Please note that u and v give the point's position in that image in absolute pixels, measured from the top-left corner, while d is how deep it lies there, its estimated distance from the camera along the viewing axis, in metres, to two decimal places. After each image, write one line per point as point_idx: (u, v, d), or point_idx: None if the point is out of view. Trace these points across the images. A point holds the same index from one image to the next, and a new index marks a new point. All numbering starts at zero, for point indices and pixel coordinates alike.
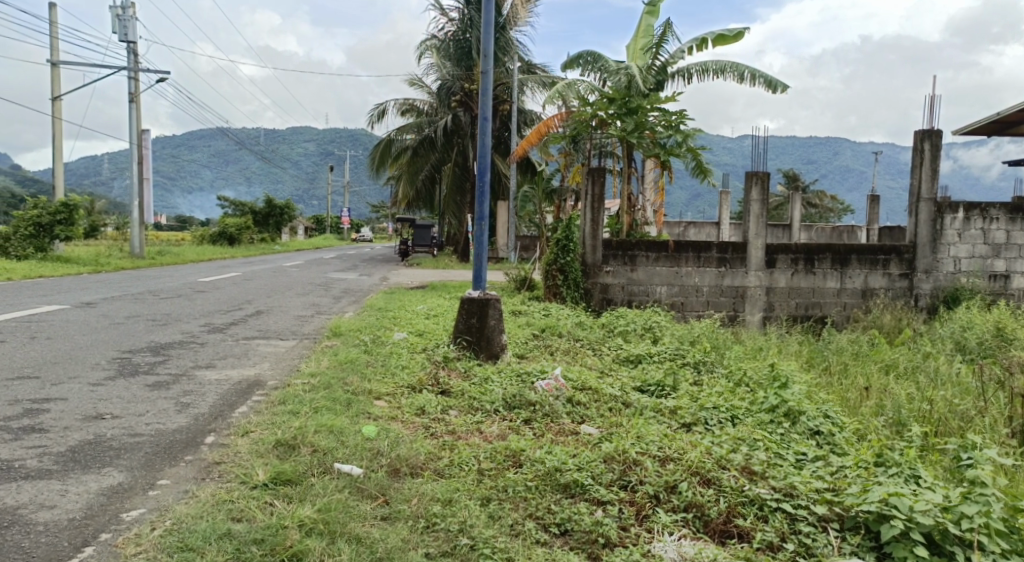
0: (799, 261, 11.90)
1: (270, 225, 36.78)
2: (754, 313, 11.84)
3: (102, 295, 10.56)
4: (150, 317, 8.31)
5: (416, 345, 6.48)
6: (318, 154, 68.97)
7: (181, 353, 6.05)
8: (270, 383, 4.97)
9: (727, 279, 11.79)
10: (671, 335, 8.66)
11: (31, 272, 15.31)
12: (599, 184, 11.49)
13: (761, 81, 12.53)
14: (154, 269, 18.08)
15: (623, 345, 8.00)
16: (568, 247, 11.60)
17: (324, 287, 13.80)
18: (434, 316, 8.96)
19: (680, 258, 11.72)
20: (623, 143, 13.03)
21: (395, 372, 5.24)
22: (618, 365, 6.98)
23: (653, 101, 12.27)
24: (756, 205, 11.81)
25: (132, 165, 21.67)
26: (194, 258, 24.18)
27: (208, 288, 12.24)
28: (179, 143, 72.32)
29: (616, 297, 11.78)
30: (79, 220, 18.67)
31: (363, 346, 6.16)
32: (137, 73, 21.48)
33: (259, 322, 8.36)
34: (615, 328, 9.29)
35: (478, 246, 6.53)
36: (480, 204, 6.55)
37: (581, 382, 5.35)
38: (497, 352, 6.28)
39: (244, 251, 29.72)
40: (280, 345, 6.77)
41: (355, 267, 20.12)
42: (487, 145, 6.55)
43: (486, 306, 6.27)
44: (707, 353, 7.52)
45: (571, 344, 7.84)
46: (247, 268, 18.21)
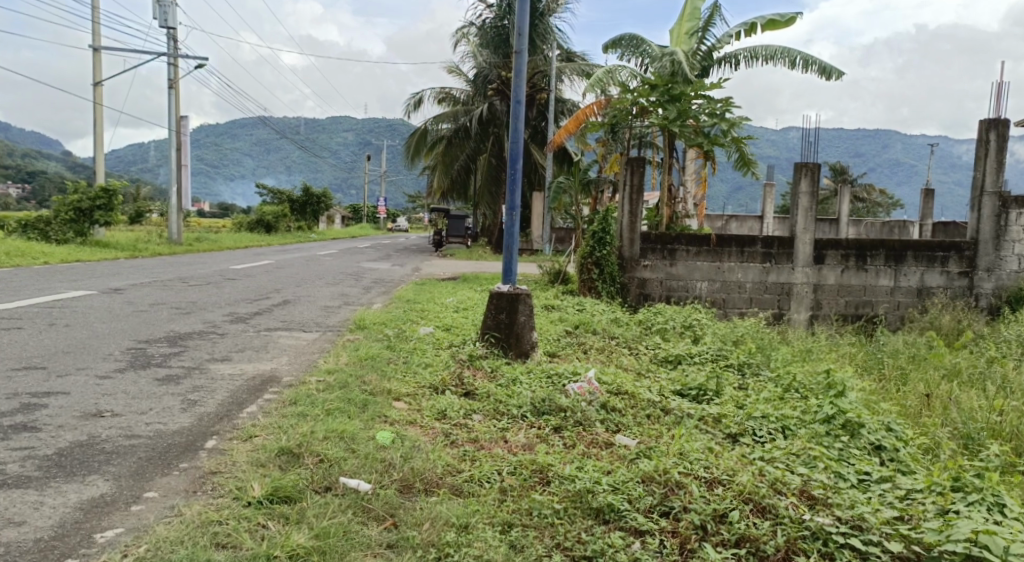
0: (850, 258, 11.31)
1: (307, 213, 36.92)
2: (799, 312, 11.31)
3: (132, 281, 10.46)
4: (175, 305, 8.13)
5: (441, 341, 6.17)
6: (356, 143, 69.23)
7: (199, 344, 5.82)
8: (285, 379, 4.70)
9: (772, 275, 11.26)
10: (714, 333, 8.21)
11: (68, 256, 15.41)
12: (638, 174, 11.06)
13: (813, 68, 11.95)
14: (189, 255, 18.10)
15: (663, 343, 7.60)
16: (605, 240, 11.21)
17: (356, 276, 13.58)
18: (464, 310, 8.63)
19: (722, 253, 11.23)
20: (664, 132, 12.54)
21: (418, 371, 4.92)
22: (656, 366, 6.59)
23: (697, 88, 11.76)
24: (806, 198, 11.23)
25: (171, 151, 21.75)
26: (230, 245, 24.25)
27: (239, 276, 12.09)
28: (220, 131, 73.21)
29: (653, 292, 11.35)
30: (117, 205, 18.76)
31: (386, 341, 5.86)
32: (176, 59, 21.53)
33: (285, 312, 8.12)
34: (653, 325, 8.86)
35: (509, 238, 6.18)
36: (513, 192, 6.19)
37: (617, 385, 4.98)
38: (527, 351, 5.95)
39: (280, 239, 29.80)
40: (301, 337, 6.51)
41: (388, 257, 19.92)
42: (521, 129, 6.19)
43: (516, 302, 5.93)
44: (752, 354, 7.09)
45: (607, 342, 7.47)
46: (280, 256, 18.11)
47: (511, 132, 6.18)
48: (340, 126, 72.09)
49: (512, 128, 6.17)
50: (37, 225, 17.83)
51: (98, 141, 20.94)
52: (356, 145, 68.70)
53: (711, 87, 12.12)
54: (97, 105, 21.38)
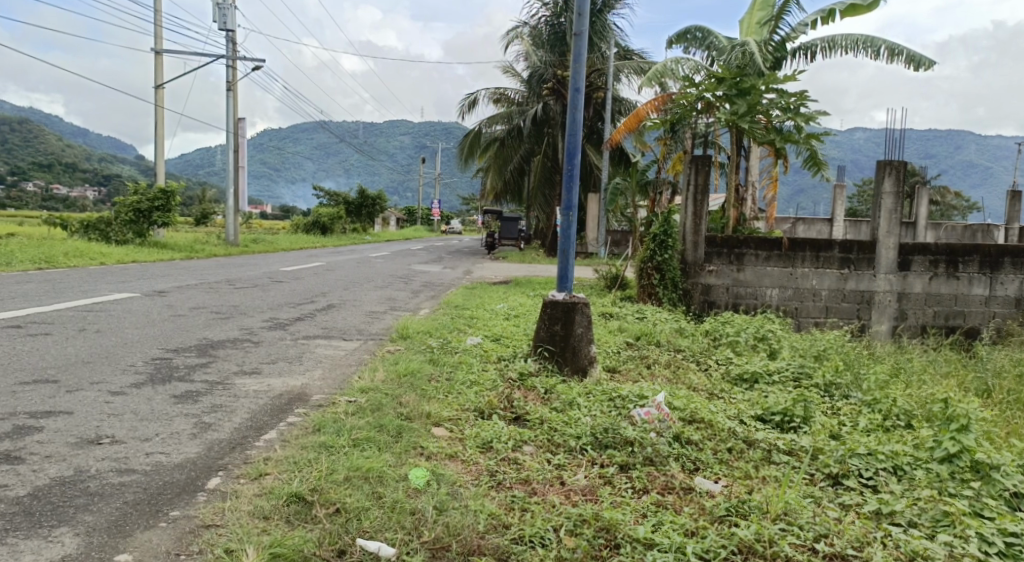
0: (939, 264, 10.33)
1: (363, 216, 36.94)
2: (881, 323, 10.36)
3: (180, 283, 10.23)
4: (215, 309, 7.78)
5: (490, 355, 5.60)
6: (413, 146, 69.54)
7: (230, 354, 5.39)
8: (314, 398, 4.20)
9: (851, 282, 10.35)
10: (790, 347, 7.42)
11: (125, 257, 15.43)
12: (703, 174, 10.32)
13: (902, 56, 11.00)
14: (243, 257, 18.05)
15: (735, 359, 6.84)
16: (666, 243, 10.54)
17: (406, 279, 13.16)
18: (517, 317, 8.05)
19: (795, 258, 10.37)
20: (732, 129, 11.72)
21: (462, 391, 4.36)
22: (729, 386, 5.87)
23: (769, 81, 10.91)
24: (890, 199, 10.34)
25: (228, 152, 21.82)
26: (286, 246, 24.25)
27: (288, 279, 11.78)
28: (282, 135, 74.52)
29: (719, 300, 10.55)
30: (175, 207, 18.82)
31: (429, 354, 5.32)
32: (234, 61, 21.60)
33: (328, 318, 7.69)
34: (721, 337, 8.11)
35: (566, 240, 5.57)
36: (570, 191, 5.57)
37: (690, 410, 4.31)
38: (584, 367, 5.32)
39: (336, 240, 29.77)
40: (340, 347, 6.03)
41: (441, 259, 19.52)
42: (580, 120, 5.57)
43: (573, 312, 5.31)
44: (836, 371, 6.30)
45: (672, 356, 6.76)
46: (334, 258, 17.92)
47: (569, 124, 5.56)
48: (397, 130, 72.52)
49: (570, 120, 5.56)
50: (98, 226, 18.02)
51: (158, 143, 21.16)
52: (414, 148, 69.05)
53: (785, 81, 11.25)
54: (158, 107, 21.60)
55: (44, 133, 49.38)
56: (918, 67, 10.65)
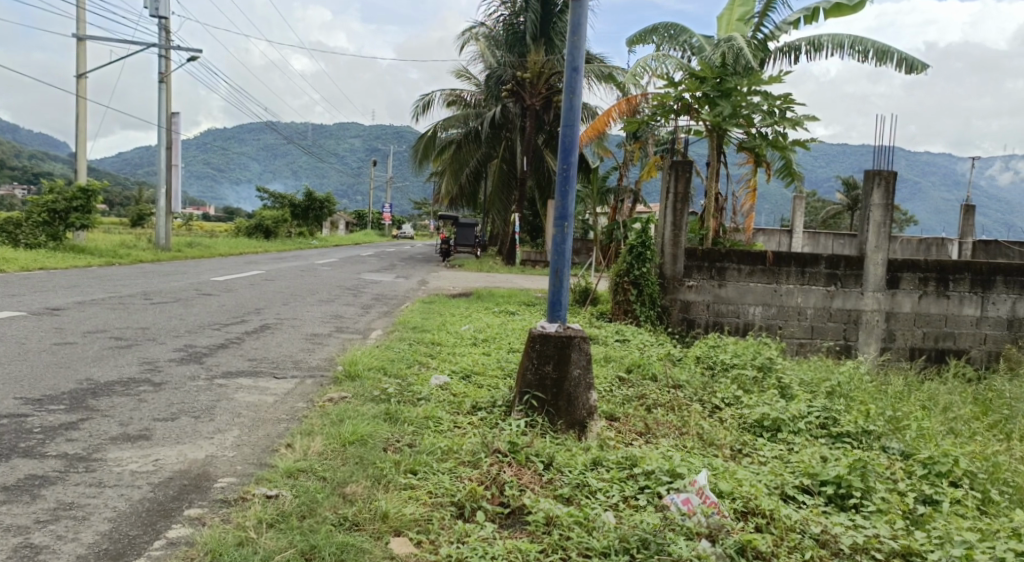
0: (929, 282, 9.39)
1: (309, 219, 35.16)
2: (869, 345, 9.38)
3: (85, 297, 8.73)
4: (117, 333, 6.37)
5: (461, 403, 4.44)
6: (362, 149, 67.59)
7: (115, 405, 4.06)
8: (215, 488, 2.92)
9: (837, 300, 9.37)
10: (801, 383, 6.32)
11: (33, 263, 13.65)
12: (684, 180, 9.27)
13: (893, 59, 10.22)
14: (172, 264, 16.39)
15: (745, 397, 5.72)
16: (644, 256, 9.47)
17: (353, 291, 11.84)
18: (485, 344, 6.86)
19: (780, 273, 9.37)
20: (713, 132, 10.73)
21: (431, 470, 3.14)
22: (753, 439, 4.73)
23: (755, 81, 9.91)
24: (879, 211, 9.40)
25: (160, 150, 20.07)
26: (223, 251, 22.45)
27: (218, 291, 10.34)
28: (226, 135, 71.67)
29: (698, 318, 9.54)
30: (96, 208, 17.03)
31: (382, 405, 4.10)
32: (167, 50, 19.87)
33: (258, 346, 6.35)
34: (719, 368, 7.03)
35: (559, 258, 4.42)
36: (566, 196, 4.41)
37: (738, 494, 3.14)
38: (582, 420, 4.22)
39: (280, 245, 28.05)
40: (268, 389, 4.74)
41: (391, 268, 18.13)
42: (579, 108, 4.41)
43: (568, 348, 4.22)
44: (870, 418, 5.21)
45: (674, 396, 5.62)
46: (275, 265, 16.45)
47: (564, 114, 4.39)
48: (346, 132, 70.49)
49: (566, 109, 4.40)
50: (6, 227, 16.08)
51: (80, 138, 19.26)
52: (363, 151, 67.28)
53: (770, 82, 10.31)
54: (80, 98, 19.68)
55: None
56: (912, 70, 9.91)
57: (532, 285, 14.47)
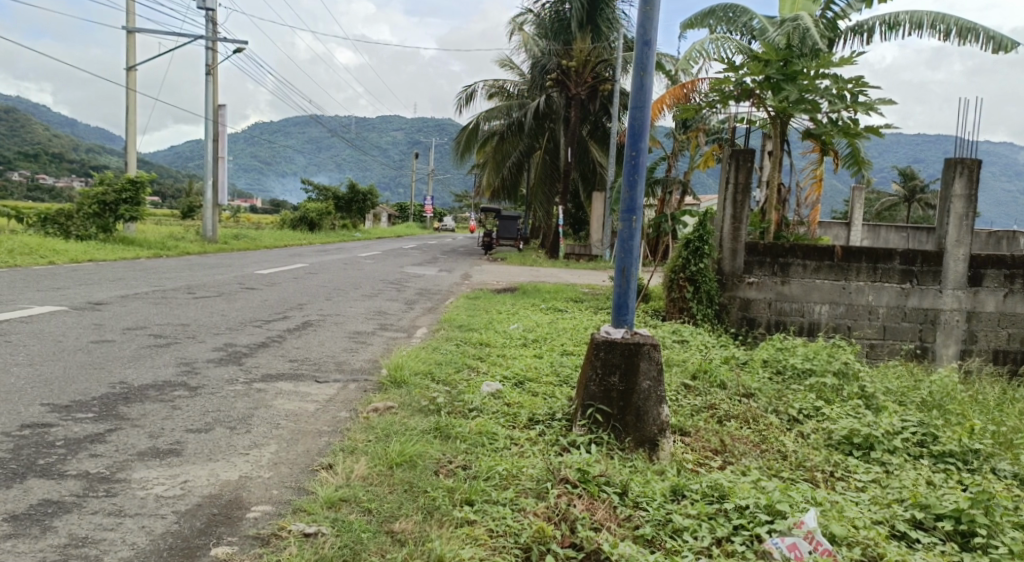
0: (1016, 279, 8.64)
1: (353, 212, 35.19)
2: (947, 347, 8.69)
3: (128, 291, 8.55)
4: (156, 330, 6.13)
5: (516, 415, 4.05)
6: (406, 142, 67.75)
7: (147, 414, 3.76)
8: (246, 520, 2.59)
9: (913, 299, 8.67)
10: (887, 393, 5.75)
11: (82, 255, 13.67)
12: (745, 170, 8.65)
13: (978, 37, 9.47)
14: (218, 256, 16.35)
15: (827, 407, 5.21)
16: (701, 251, 8.94)
17: (397, 286, 11.54)
18: (537, 345, 6.44)
19: (849, 270, 8.71)
20: (776, 120, 10.12)
21: (489, 501, 2.75)
22: (843, 458, 4.23)
23: (825, 64, 9.24)
24: (960, 202, 8.66)
25: (207, 142, 20.08)
26: (269, 243, 22.44)
27: (262, 285, 10.12)
28: (272, 128, 72.50)
29: (759, 317, 8.88)
30: (145, 199, 17.07)
31: (431, 417, 3.74)
32: (214, 42, 19.87)
33: (300, 345, 6.03)
34: (789, 374, 6.49)
35: (626, 256, 3.96)
36: (636, 188, 3.97)
37: (854, 541, 2.76)
38: (653, 436, 3.78)
39: (323, 237, 28.01)
40: (309, 395, 4.41)
41: (435, 261, 17.84)
42: (650, 88, 3.95)
43: (637, 357, 3.80)
44: (975, 435, 4.67)
45: (747, 407, 5.13)
46: (320, 258, 16.26)
47: (633, 96, 3.95)
48: (389, 124, 70.71)
49: (636, 89, 3.94)
50: (57, 219, 16.24)
51: (129, 130, 19.37)
52: (406, 144, 67.44)
53: (840, 64, 9.66)
54: (129, 91, 19.81)
55: (30, 121, 47.31)
56: (1002, 49, 9.16)
57: (579, 280, 14.01)
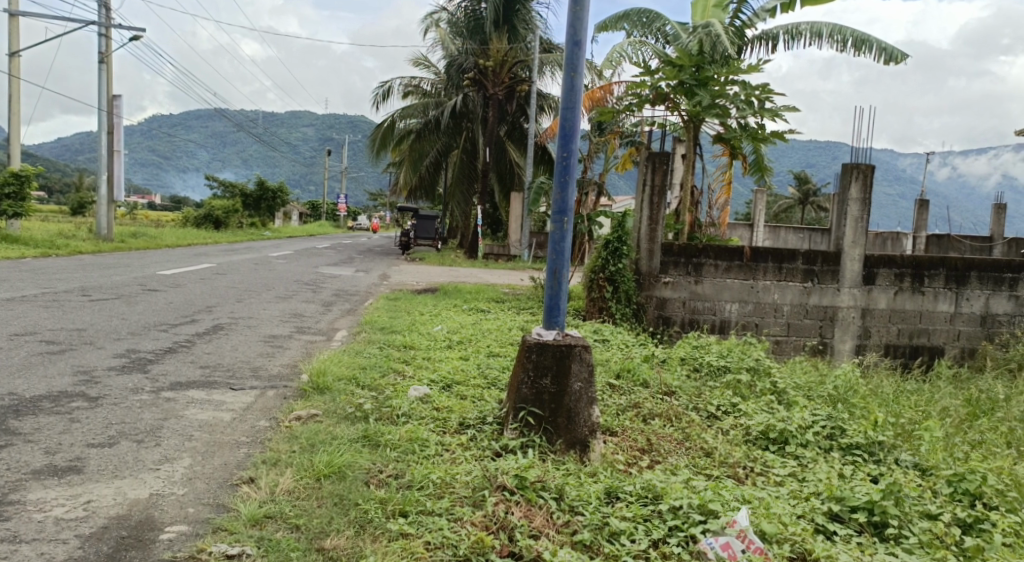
0: (905, 278, 9.16)
1: (261, 210, 34.00)
2: (844, 342, 9.14)
3: (14, 293, 7.92)
4: (49, 337, 5.68)
5: (446, 420, 3.97)
6: (316, 138, 66.02)
7: (41, 427, 3.45)
8: (160, 541, 2.40)
9: (814, 297, 9.07)
10: (796, 388, 5.96)
11: None
12: (661, 172, 8.76)
13: (871, 49, 10.02)
14: (115, 256, 15.41)
15: (743, 404, 5.34)
16: (620, 251, 8.96)
17: (312, 287, 11.18)
18: (461, 346, 6.37)
19: (757, 270, 9.02)
20: (689, 124, 10.39)
21: (424, 511, 2.66)
22: (761, 453, 4.32)
23: (733, 71, 9.57)
24: (855, 206, 9.10)
25: (101, 134, 18.94)
26: (170, 242, 21.35)
27: (166, 287, 9.59)
28: (173, 121, 69.19)
29: (674, 316, 9.07)
30: (31, 194, 15.90)
31: (359, 425, 3.63)
32: (109, 29, 18.74)
33: (210, 350, 5.73)
34: (706, 371, 6.64)
35: (557, 258, 3.96)
36: (567, 190, 3.96)
37: (783, 538, 2.81)
38: (584, 438, 3.77)
39: (230, 236, 26.93)
40: (224, 404, 4.17)
41: (349, 261, 17.43)
42: (580, 89, 3.94)
43: (568, 359, 3.80)
44: (878, 427, 4.86)
45: (669, 405, 5.20)
46: (226, 257, 15.58)
47: (564, 96, 3.93)
48: (298, 120, 68.83)
49: (567, 89, 3.93)
50: None
51: (13, 120, 18.01)
52: (317, 140, 65.74)
53: (748, 72, 10.02)
54: (13, 78, 18.43)
55: None
56: (894, 60, 9.72)
57: (497, 280, 14.01)
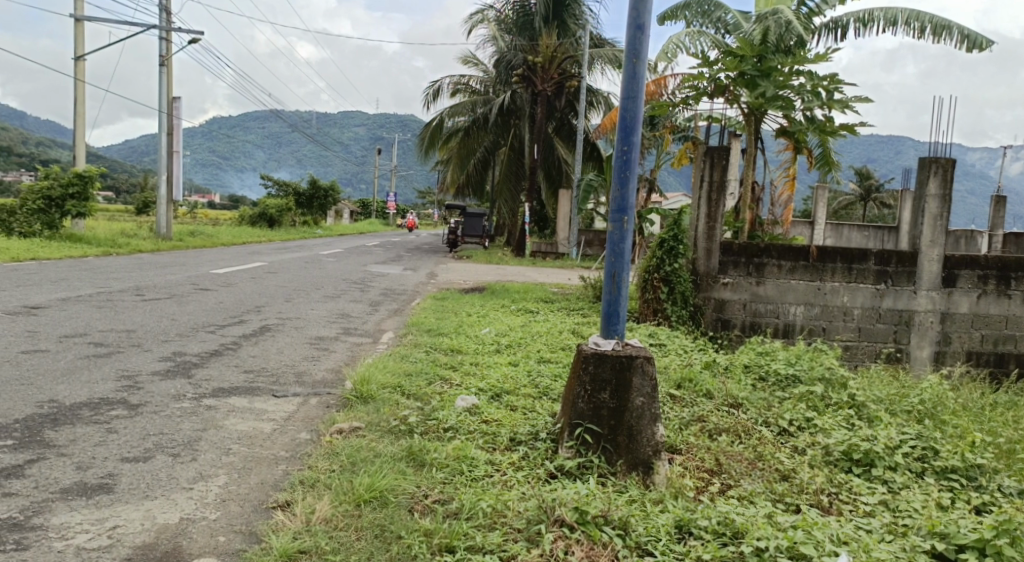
0: (989, 280, 8.53)
1: (314, 208, 34.42)
2: (921, 348, 8.55)
3: (69, 293, 7.97)
4: (98, 338, 5.61)
5: (496, 435, 3.71)
6: (368, 138, 66.73)
7: (76, 439, 3.30)
8: None
9: (887, 300, 8.51)
10: (876, 401, 5.53)
11: (24, 253, 12.87)
12: (720, 168, 8.28)
13: (951, 35, 9.39)
14: (172, 255, 15.63)
15: (819, 418, 4.94)
16: (676, 251, 8.56)
17: (361, 286, 11.07)
18: (511, 351, 6.10)
19: (824, 270, 8.50)
20: (750, 117, 9.89)
21: (473, 547, 2.42)
22: (842, 477, 3.96)
23: (800, 61, 9.04)
24: (934, 202, 8.50)
25: (160, 135, 19.27)
26: (226, 241, 21.65)
27: (217, 286, 9.59)
28: (231, 123, 70.77)
29: (734, 318, 8.61)
30: (94, 194, 16.22)
31: (404, 440, 3.39)
32: (168, 31, 19.06)
33: (256, 353, 5.58)
34: (773, 380, 6.22)
35: (616, 262, 3.65)
36: (627, 187, 3.65)
37: None
38: (647, 459, 3.46)
39: (284, 234, 27.24)
40: (266, 413, 3.98)
41: (400, 259, 17.36)
42: (643, 77, 3.62)
43: (628, 372, 3.49)
44: (975, 448, 4.42)
45: (738, 419, 4.85)
46: (279, 256, 15.62)
47: (625, 84, 3.62)
48: (352, 120, 69.71)
49: (629, 77, 3.62)
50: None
51: (78, 121, 18.46)
52: (369, 140, 66.45)
53: (815, 61, 9.50)
54: (77, 81, 18.90)
55: None
56: (977, 47, 9.08)
57: (547, 279, 13.71)
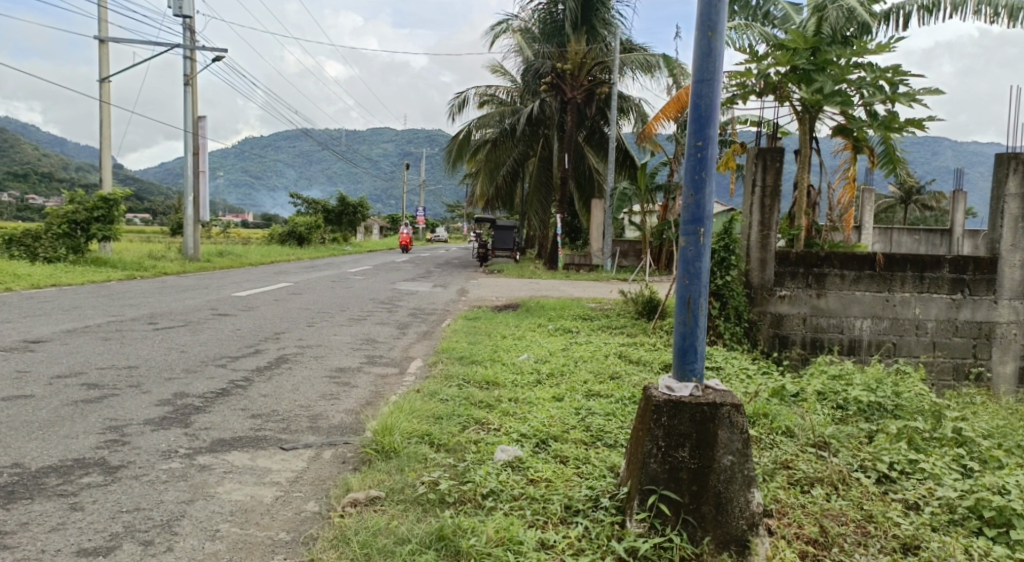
0: None
1: (343, 224, 34.11)
2: (1005, 364, 7.61)
3: (77, 323, 7.42)
4: (93, 379, 5.01)
5: (547, 503, 2.99)
6: (396, 154, 66.66)
7: (29, 523, 2.67)
8: None
9: (964, 311, 7.57)
10: (984, 435, 4.68)
11: (45, 279, 12.48)
12: (773, 171, 7.43)
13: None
14: (196, 276, 15.18)
15: (926, 461, 4.07)
16: (726, 262, 7.71)
17: (388, 306, 10.42)
18: (554, 382, 5.36)
19: (893, 280, 7.59)
20: (804, 115, 9.05)
21: None
22: (980, 545, 3.13)
23: (860, 51, 8.20)
24: (1015, 202, 7.57)
25: (187, 156, 18.97)
26: (254, 260, 21.22)
27: (236, 311, 9.00)
28: (263, 142, 71.28)
29: (794, 335, 7.63)
30: (119, 217, 15.86)
31: (433, 519, 2.70)
32: (193, 51, 18.79)
33: (268, 392, 4.92)
34: (853, 410, 5.38)
35: (692, 287, 2.93)
36: (703, 191, 2.93)
37: None
38: (740, 534, 2.72)
39: (313, 252, 26.84)
40: (269, 475, 3.32)
41: (428, 275, 16.75)
42: (721, 53, 2.91)
43: (713, 424, 2.76)
44: None
45: (828, 464, 4.03)
46: (306, 276, 15.06)
47: (698, 62, 2.91)
48: (380, 136, 69.77)
49: (701, 57, 2.91)
50: (23, 240, 14.82)
51: (104, 144, 18.25)
52: (397, 155, 66.44)
53: (876, 51, 8.63)
54: (103, 104, 18.72)
55: (18, 141, 46.36)
56: None
57: (584, 294, 12.94)
